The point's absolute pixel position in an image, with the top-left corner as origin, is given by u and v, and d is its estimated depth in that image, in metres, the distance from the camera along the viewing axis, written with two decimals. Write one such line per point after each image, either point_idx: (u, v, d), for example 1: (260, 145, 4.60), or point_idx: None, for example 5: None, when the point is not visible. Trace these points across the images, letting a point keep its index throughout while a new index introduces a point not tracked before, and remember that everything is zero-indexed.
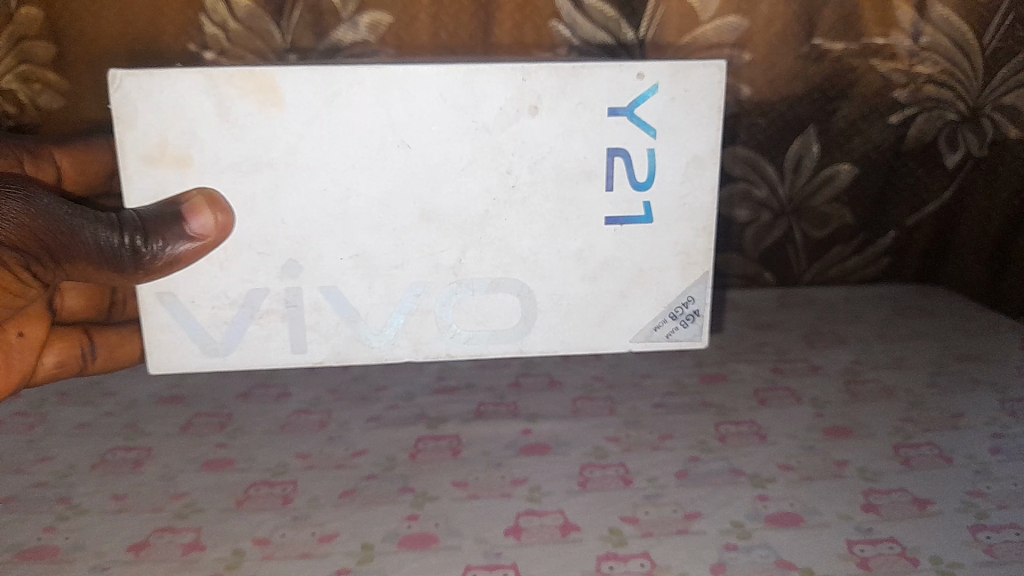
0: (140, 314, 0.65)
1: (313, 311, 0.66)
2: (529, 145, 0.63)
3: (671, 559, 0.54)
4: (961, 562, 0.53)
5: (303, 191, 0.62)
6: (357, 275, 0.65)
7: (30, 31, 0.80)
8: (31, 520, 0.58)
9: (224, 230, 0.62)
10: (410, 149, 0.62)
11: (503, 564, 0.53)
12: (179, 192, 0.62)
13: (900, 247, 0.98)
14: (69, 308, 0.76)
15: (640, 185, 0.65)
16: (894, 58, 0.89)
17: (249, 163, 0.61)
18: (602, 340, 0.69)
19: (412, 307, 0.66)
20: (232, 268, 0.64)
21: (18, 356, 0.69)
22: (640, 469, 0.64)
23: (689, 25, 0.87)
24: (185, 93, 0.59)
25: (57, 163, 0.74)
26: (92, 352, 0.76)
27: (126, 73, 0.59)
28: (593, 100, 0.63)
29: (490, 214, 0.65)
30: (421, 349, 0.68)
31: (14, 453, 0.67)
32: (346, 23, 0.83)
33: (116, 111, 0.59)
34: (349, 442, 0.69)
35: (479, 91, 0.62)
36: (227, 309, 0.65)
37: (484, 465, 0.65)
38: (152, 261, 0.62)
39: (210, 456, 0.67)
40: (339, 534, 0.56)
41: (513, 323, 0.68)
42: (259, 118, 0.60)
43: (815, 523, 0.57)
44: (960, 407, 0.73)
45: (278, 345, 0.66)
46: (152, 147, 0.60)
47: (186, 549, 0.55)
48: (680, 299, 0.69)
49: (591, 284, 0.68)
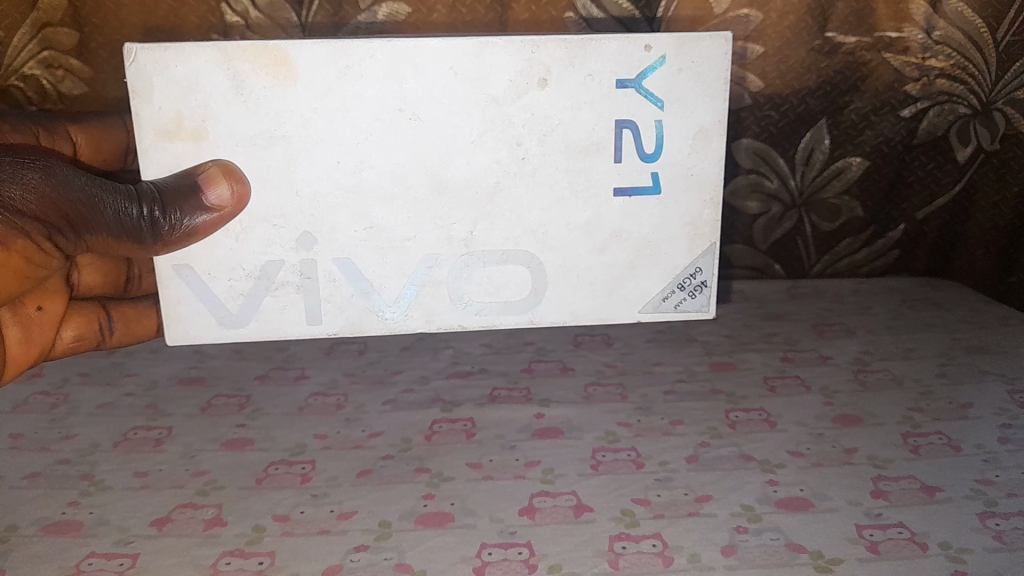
0: (159, 287, 0.66)
1: (328, 283, 0.67)
2: (538, 117, 0.64)
3: (683, 541, 0.55)
4: (969, 547, 0.54)
5: (317, 164, 0.63)
6: (369, 247, 0.66)
7: (54, 18, 0.81)
8: (56, 495, 0.60)
9: (241, 201, 0.63)
10: (421, 122, 0.63)
11: (518, 543, 0.54)
12: (195, 164, 0.63)
13: (910, 239, 0.99)
14: (86, 283, 0.79)
15: (647, 156, 0.66)
16: (906, 51, 0.89)
17: (263, 136, 0.62)
18: (609, 311, 0.71)
19: (424, 279, 0.68)
20: (247, 239, 0.65)
21: (39, 329, 0.73)
22: (651, 453, 0.65)
23: (703, 18, 0.87)
24: (199, 68, 0.61)
25: (72, 139, 0.75)
26: (109, 328, 0.80)
27: (141, 46, 0.60)
28: (600, 72, 0.64)
29: (500, 186, 0.66)
30: (434, 320, 0.69)
31: (38, 431, 0.68)
32: (365, 13, 0.84)
33: (132, 85, 0.60)
34: (365, 424, 0.70)
35: (489, 62, 0.63)
36: (244, 281, 0.66)
37: (498, 447, 0.66)
38: (170, 232, 0.64)
39: (229, 436, 0.68)
40: (357, 512, 0.58)
41: (523, 294, 0.69)
42: (272, 91, 0.62)
43: (825, 508, 0.58)
44: (969, 397, 0.74)
45: (294, 316, 0.68)
46: (168, 121, 0.62)
47: (208, 524, 0.57)
48: (688, 271, 0.70)
49: (600, 255, 0.69)
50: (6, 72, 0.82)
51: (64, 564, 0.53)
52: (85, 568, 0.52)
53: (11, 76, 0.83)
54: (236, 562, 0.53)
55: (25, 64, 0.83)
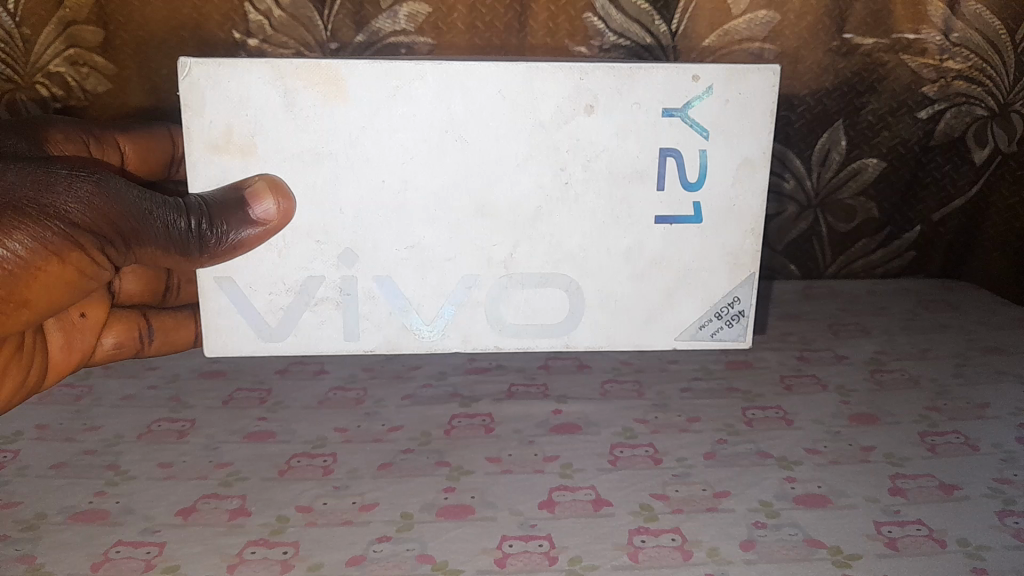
0: (199, 299, 0.67)
1: (367, 300, 0.68)
2: (584, 143, 0.65)
3: (702, 535, 0.55)
4: (987, 544, 0.54)
5: (361, 182, 0.64)
6: (411, 267, 0.67)
7: (79, 15, 0.83)
8: (81, 484, 0.61)
9: (286, 215, 0.64)
10: (468, 144, 0.64)
11: (538, 535, 0.55)
12: (242, 177, 0.63)
13: (926, 241, 0.99)
14: (126, 292, 0.81)
15: (691, 186, 0.67)
16: (924, 53, 0.90)
17: (310, 153, 0.63)
18: (645, 338, 0.71)
19: (462, 299, 0.68)
20: (289, 255, 0.66)
21: (80, 335, 0.74)
22: (669, 449, 0.66)
23: (721, 20, 0.88)
24: (253, 84, 0.61)
25: (121, 149, 0.77)
26: (149, 336, 0.80)
27: (194, 61, 0.61)
28: (648, 100, 0.65)
29: (543, 210, 0.66)
30: (470, 341, 0.69)
31: (63, 422, 0.70)
32: (386, 12, 0.85)
33: (183, 98, 0.61)
34: (384, 418, 0.71)
35: (539, 89, 0.64)
36: (283, 296, 0.67)
37: (516, 442, 0.67)
38: (216, 245, 0.64)
39: (251, 428, 0.69)
40: (379, 504, 0.59)
41: (561, 319, 0.70)
42: (322, 109, 0.62)
43: (842, 505, 0.58)
44: (986, 397, 0.74)
45: (330, 333, 0.68)
46: (218, 135, 0.62)
47: (232, 514, 0.57)
48: (726, 300, 0.71)
49: (638, 281, 0.69)
50: (32, 68, 0.84)
51: (91, 552, 0.54)
52: (112, 556, 0.53)
53: (37, 72, 0.84)
54: (261, 552, 0.54)
55: (50, 62, 0.84)
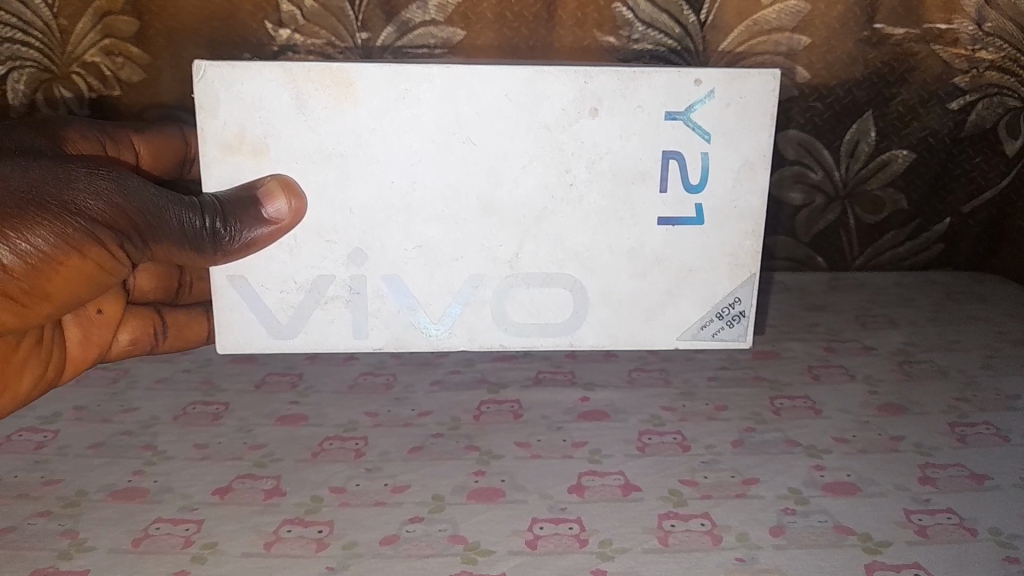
0: (212, 297, 0.68)
1: (375, 298, 0.69)
2: (587, 146, 0.66)
3: (730, 520, 0.56)
4: (1019, 533, 0.54)
5: (373, 182, 0.65)
6: (418, 264, 0.68)
7: (114, 6, 0.84)
8: (119, 464, 0.62)
9: (297, 214, 0.65)
10: (475, 145, 0.65)
11: (568, 518, 0.56)
12: (254, 178, 0.64)
13: (954, 234, 0.98)
14: (140, 289, 0.82)
15: (693, 187, 0.67)
16: (956, 43, 0.89)
17: (320, 154, 0.64)
18: (648, 336, 0.71)
19: (468, 298, 0.69)
20: (301, 254, 0.67)
21: (98, 331, 0.75)
22: (696, 436, 0.66)
23: (751, 9, 0.88)
24: (265, 87, 0.63)
25: (135, 149, 0.78)
26: (163, 332, 0.80)
27: (209, 64, 0.62)
28: (650, 103, 0.65)
29: (548, 210, 0.67)
30: (476, 338, 0.70)
31: (100, 403, 0.71)
32: (415, 3, 0.86)
33: (198, 100, 0.63)
34: (413, 403, 0.72)
35: (543, 92, 0.64)
36: (295, 294, 0.68)
37: (544, 428, 0.67)
38: (230, 243, 0.65)
39: (283, 412, 0.70)
40: (410, 486, 0.59)
41: (565, 316, 0.70)
42: (333, 111, 0.63)
43: (871, 492, 0.59)
44: (1016, 388, 0.74)
45: (340, 329, 0.69)
46: (231, 135, 0.63)
47: (267, 494, 0.59)
48: (727, 300, 0.71)
49: (641, 280, 0.70)
50: (68, 59, 0.85)
51: (131, 528, 0.55)
52: (152, 532, 0.54)
53: (73, 63, 0.86)
54: (296, 530, 0.55)
55: (86, 52, 0.85)
